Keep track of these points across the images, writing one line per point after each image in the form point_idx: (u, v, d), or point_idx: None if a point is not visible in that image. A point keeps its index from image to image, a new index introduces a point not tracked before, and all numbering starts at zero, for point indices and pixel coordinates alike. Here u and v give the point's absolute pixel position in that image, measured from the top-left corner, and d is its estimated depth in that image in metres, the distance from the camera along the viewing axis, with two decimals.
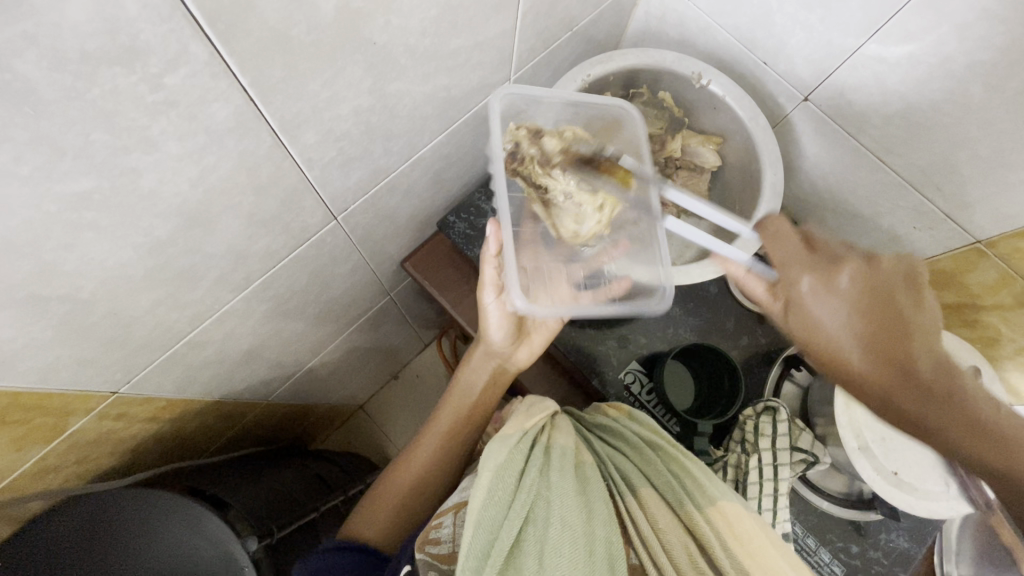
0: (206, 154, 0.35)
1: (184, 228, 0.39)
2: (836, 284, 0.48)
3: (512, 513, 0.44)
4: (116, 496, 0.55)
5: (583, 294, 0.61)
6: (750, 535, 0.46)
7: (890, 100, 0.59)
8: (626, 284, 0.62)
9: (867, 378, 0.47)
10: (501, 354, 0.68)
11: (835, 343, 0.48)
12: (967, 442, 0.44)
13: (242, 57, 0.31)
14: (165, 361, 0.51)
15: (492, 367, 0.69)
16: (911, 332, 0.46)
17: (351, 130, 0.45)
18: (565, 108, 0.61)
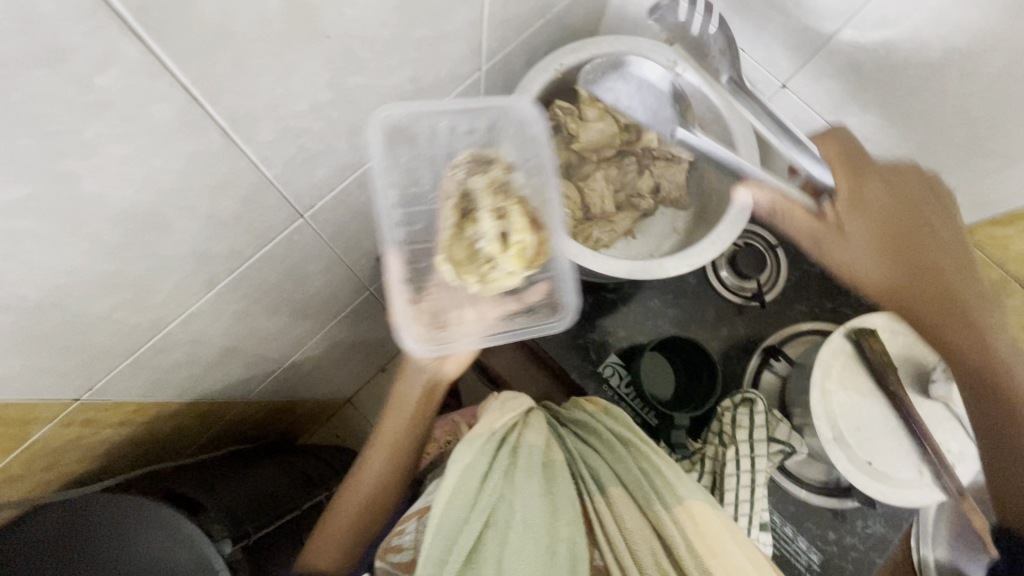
0: (152, 156, 0.34)
1: (134, 232, 0.37)
2: (870, 192, 0.56)
3: (474, 516, 0.46)
4: (99, 500, 0.55)
5: (490, 315, 0.56)
6: (716, 537, 0.46)
7: (867, 87, 0.58)
8: (545, 289, 0.56)
9: (895, 284, 0.54)
10: (430, 369, 0.61)
11: (870, 258, 0.55)
12: (988, 346, 0.52)
13: (182, 54, 0.30)
14: (130, 367, 0.50)
15: (424, 383, 0.62)
16: (934, 229, 0.55)
17: (312, 126, 0.44)
18: (459, 115, 0.53)
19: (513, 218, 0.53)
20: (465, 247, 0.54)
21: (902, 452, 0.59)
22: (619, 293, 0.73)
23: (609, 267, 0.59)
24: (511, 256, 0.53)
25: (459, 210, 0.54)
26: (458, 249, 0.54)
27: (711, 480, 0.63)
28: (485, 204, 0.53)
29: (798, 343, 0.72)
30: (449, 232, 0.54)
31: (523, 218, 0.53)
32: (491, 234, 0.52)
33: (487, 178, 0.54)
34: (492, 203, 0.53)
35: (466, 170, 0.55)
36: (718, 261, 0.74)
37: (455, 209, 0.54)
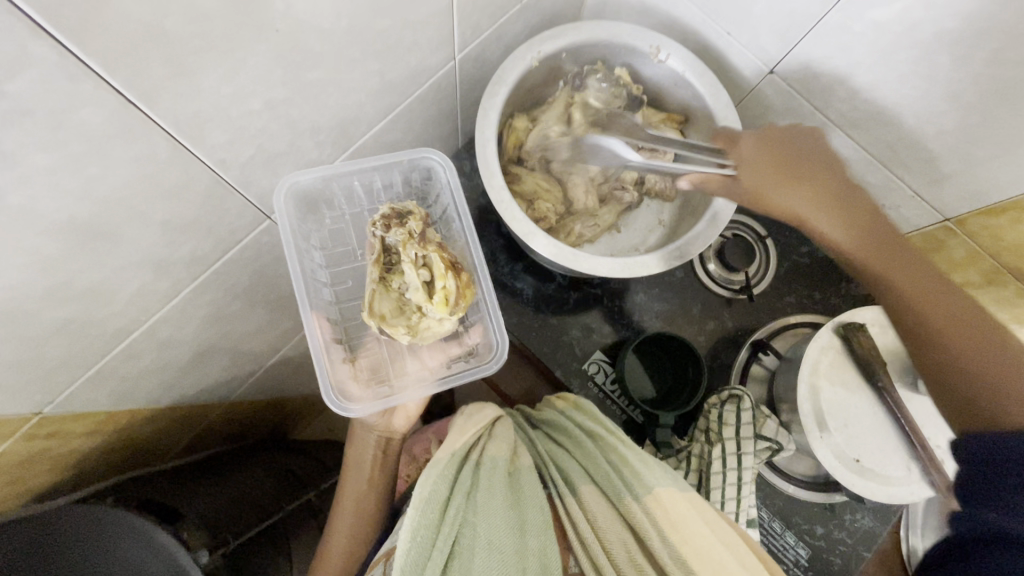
0: (88, 164, 0.31)
1: (78, 243, 0.35)
2: (745, 149, 0.56)
3: (441, 537, 0.45)
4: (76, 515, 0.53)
5: (430, 363, 0.57)
6: (684, 519, 0.47)
7: (857, 72, 0.56)
8: (482, 329, 0.57)
9: (838, 240, 0.52)
10: (379, 428, 0.62)
11: (801, 211, 0.53)
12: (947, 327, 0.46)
13: (109, 56, 0.28)
14: (94, 378, 0.49)
15: (377, 440, 0.63)
16: (828, 168, 0.54)
17: (269, 125, 0.41)
18: (370, 173, 0.57)
19: (433, 265, 0.52)
20: (392, 300, 0.54)
21: (889, 447, 0.58)
22: (604, 288, 0.72)
23: (592, 266, 0.56)
24: (436, 303, 0.51)
25: (381, 265, 0.53)
26: (385, 303, 0.53)
27: (697, 479, 0.63)
28: (404, 256, 0.52)
29: (784, 337, 0.70)
30: (373, 288, 0.53)
31: (444, 262, 0.52)
32: (417, 283, 0.52)
33: (403, 231, 0.52)
34: (413, 253, 0.52)
35: (383, 226, 0.52)
36: (706, 254, 0.72)
37: (376, 265, 0.53)
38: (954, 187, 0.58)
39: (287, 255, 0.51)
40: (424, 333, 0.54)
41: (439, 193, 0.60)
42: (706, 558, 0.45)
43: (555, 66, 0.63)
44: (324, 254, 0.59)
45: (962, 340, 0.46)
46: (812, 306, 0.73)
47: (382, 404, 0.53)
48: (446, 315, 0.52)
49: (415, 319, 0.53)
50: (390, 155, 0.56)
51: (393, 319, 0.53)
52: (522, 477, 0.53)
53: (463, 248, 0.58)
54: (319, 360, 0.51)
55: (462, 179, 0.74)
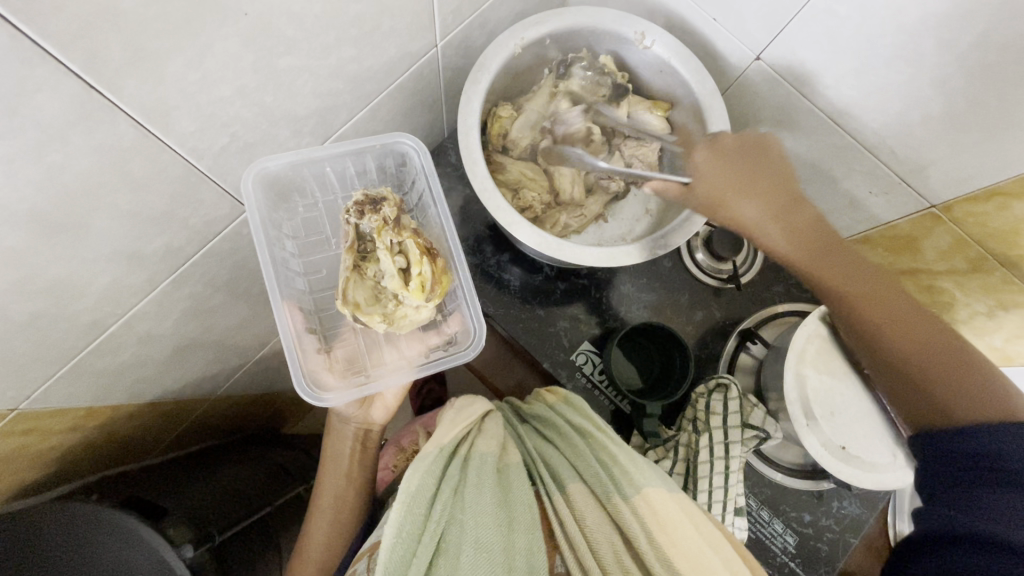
0: (48, 151, 0.30)
1: (43, 234, 0.34)
2: (706, 157, 0.55)
3: (427, 536, 0.45)
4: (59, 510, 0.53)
5: (407, 352, 0.57)
6: (673, 521, 0.47)
7: (842, 57, 0.55)
8: (460, 318, 0.57)
9: (790, 254, 0.52)
10: (357, 418, 0.63)
11: (757, 224, 0.53)
12: (903, 343, 0.49)
13: (64, 39, 0.27)
14: (70, 373, 0.48)
15: (355, 432, 0.63)
16: (759, 180, 0.53)
17: (241, 112, 0.41)
18: (342, 159, 0.55)
19: (409, 252, 0.52)
20: (367, 288, 0.53)
21: (876, 435, 0.58)
22: (592, 279, 0.71)
23: (577, 256, 0.56)
24: (413, 290, 0.51)
25: (355, 252, 0.52)
26: (360, 291, 0.52)
27: (684, 468, 0.62)
28: (380, 243, 0.51)
29: (774, 325, 0.70)
30: (347, 277, 0.52)
31: (420, 250, 0.52)
32: (392, 270, 0.51)
33: (378, 217, 0.51)
34: (388, 240, 0.51)
35: (357, 212, 0.52)
36: (693, 243, 0.72)
37: (350, 253, 0.52)
38: (940, 174, 0.58)
39: (258, 244, 0.49)
40: (400, 321, 0.53)
41: (414, 178, 0.59)
42: (693, 561, 0.45)
43: (539, 53, 0.62)
44: (296, 243, 0.58)
45: (934, 357, 0.48)
46: (800, 295, 0.73)
47: (357, 394, 0.53)
48: (423, 303, 0.52)
49: (391, 307, 0.53)
50: (363, 139, 0.54)
51: (368, 307, 0.52)
52: (511, 475, 0.53)
53: (439, 236, 0.58)
54: (292, 351, 0.51)
55: (448, 169, 0.73)
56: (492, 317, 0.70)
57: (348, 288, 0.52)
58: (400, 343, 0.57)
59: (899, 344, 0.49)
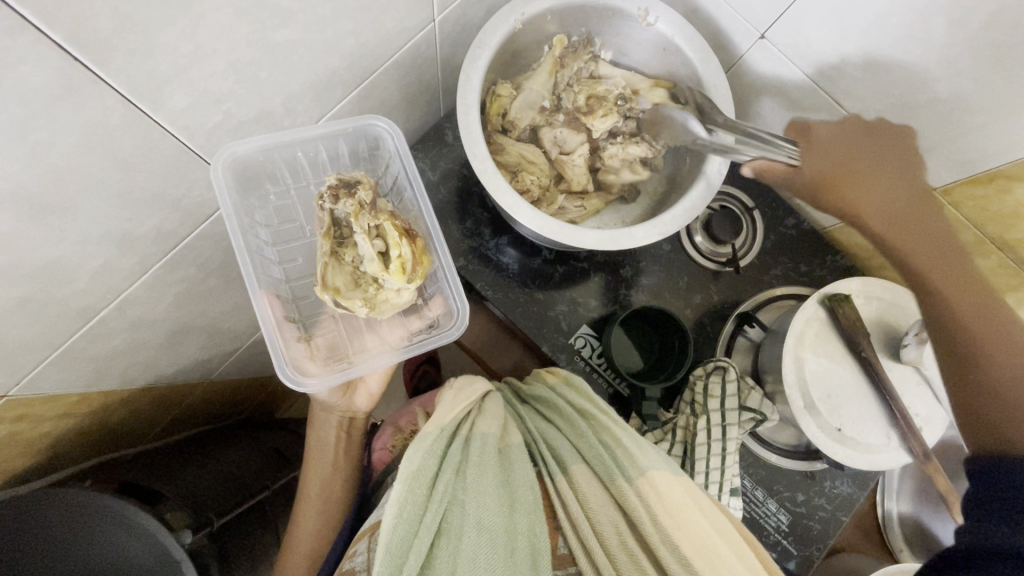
0: (33, 128, 0.29)
1: (28, 214, 0.33)
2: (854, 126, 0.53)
3: (429, 515, 0.45)
4: (80, 499, 0.52)
5: (387, 336, 0.56)
6: (678, 505, 0.47)
7: (848, 37, 0.55)
8: (441, 300, 0.57)
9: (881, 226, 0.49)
10: (341, 407, 0.63)
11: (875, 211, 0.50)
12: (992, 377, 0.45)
13: (46, 7, 0.25)
14: (61, 359, 0.46)
15: (339, 421, 0.63)
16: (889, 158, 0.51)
17: (234, 88, 0.39)
18: (315, 143, 0.54)
19: (387, 234, 0.51)
20: (346, 274, 0.52)
21: (871, 418, 0.58)
22: (591, 262, 0.71)
23: (577, 238, 0.55)
24: (393, 272, 0.50)
25: (332, 238, 0.52)
26: (339, 276, 0.51)
27: (682, 450, 0.63)
28: (357, 227, 0.50)
29: (772, 308, 0.70)
30: (324, 262, 0.50)
31: (398, 230, 0.51)
32: (371, 254, 0.50)
33: (353, 201, 0.51)
34: (365, 224, 0.50)
35: (332, 197, 0.51)
36: (693, 226, 0.72)
37: (326, 238, 0.51)
38: (943, 156, 0.58)
39: (234, 233, 0.48)
40: (381, 305, 0.52)
41: (389, 161, 0.58)
42: (698, 543, 0.45)
43: (539, 30, 0.60)
44: (269, 231, 0.56)
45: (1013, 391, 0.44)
46: (797, 279, 0.73)
47: (336, 378, 0.52)
48: (404, 285, 0.51)
49: (372, 292, 0.52)
50: (337, 121, 0.53)
51: (348, 293, 0.51)
52: (513, 455, 0.53)
53: (417, 218, 0.57)
54: (272, 338, 0.50)
55: (445, 149, 0.72)
56: (491, 301, 0.70)
57: (325, 274, 0.50)
58: (378, 328, 0.56)
59: (989, 351, 0.45)
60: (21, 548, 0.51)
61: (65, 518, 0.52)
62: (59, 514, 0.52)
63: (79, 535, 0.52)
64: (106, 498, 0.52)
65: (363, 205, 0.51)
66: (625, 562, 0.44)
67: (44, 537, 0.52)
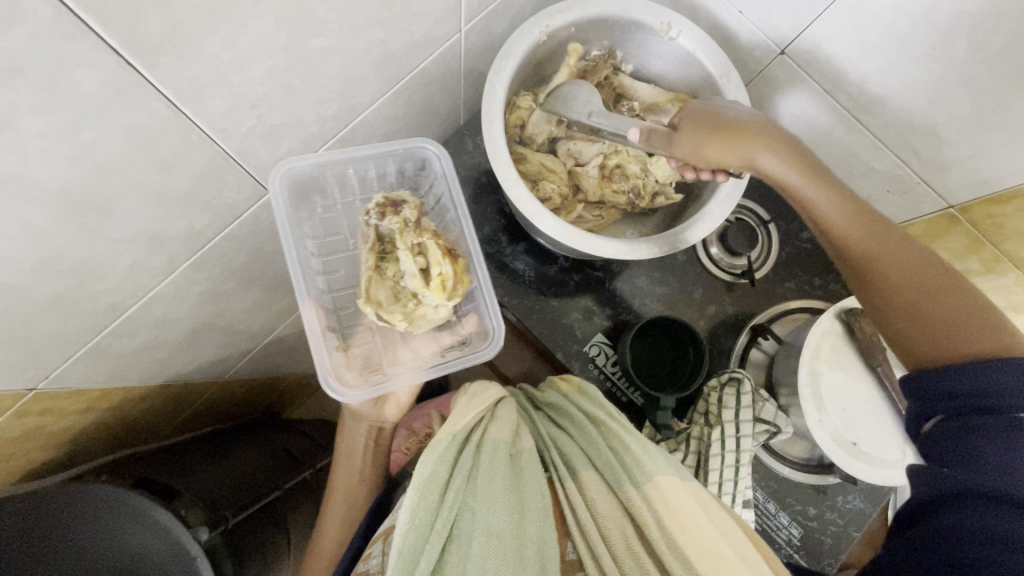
0: (82, 129, 0.30)
1: (74, 213, 0.34)
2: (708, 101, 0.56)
3: (438, 521, 0.45)
4: (92, 489, 0.53)
5: (423, 349, 0.57)
6: (684, 510, 0.47)
7: (869, 54, 0.55)
8: (476, 318, 0.58)
9: (773, 168, 0.49)
10: (371, 416, 0.62)
11: (765, 156, 0.49)
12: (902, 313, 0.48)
13: (103, 14, 0.26)
14: (88, 355, 0.47)
15: (368, 429, 0.63)
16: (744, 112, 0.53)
17: (269, 94, 0.40)
18: (365, 162, 0.56)
19: (429, 252, 0.52)
20: (388, 288, 0.53)
21: (884, 433, 0.58)
22: (606, 271, 0.71)
23: (598, 249, 0.56)
24: (433, 289, 0.51)
25: (376, 253, 0.53)
26: (381, 291, 0.53)
27: (696, 461, 0.63)
28: (400, 244, 0.51)
29: (787, 321, 0.70)
30: (368, 276, 0.52)
31: (440, 249, 0.52)
32: (413, 270, 0.51)
33: (399, 219, 0.51)
34: (409, 241, 0.51)
35: (378, 214, 0.52)
36: (708, 238, 0.72)
37: (370, 253, 0.52)
38: (961, 174, 0.58)
39: (284, 240, 0.50)
40: (419, 320, 0.54)
41: (433, 180, 0.60)
42: (701, 549, 0.45)
43: (563, 42, 0.61)
44: (315, 243, 0.57)
45: (929, 301, 0.46)
46: (811, 292, 0.73)
47: (380, 389, 0.53)
48: (443, 301, 0.52)
49: (411, 306, 0.53)
50: (388, 143, 0.55)
51: (390, 308, 0.53)
52: (524, 460, 0.53)
53: (459, 238, 0.58)
54: (316, 344, 0.50)
55: (464, 158, 0.73)
56: (505, 307, 0.70)
57: (366, 289, 0.52)
58: (414, 342, 0.57)
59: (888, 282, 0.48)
60: (34, 539, 0.52)
61: (87, 511, 0.53)
62: (72, 508, 0.52)
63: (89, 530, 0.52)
64: (116, 491, 0.53)
65: (409, 226, 0.52)
66: (630, 565, 0.45)
67: (54, 530, 0.52)
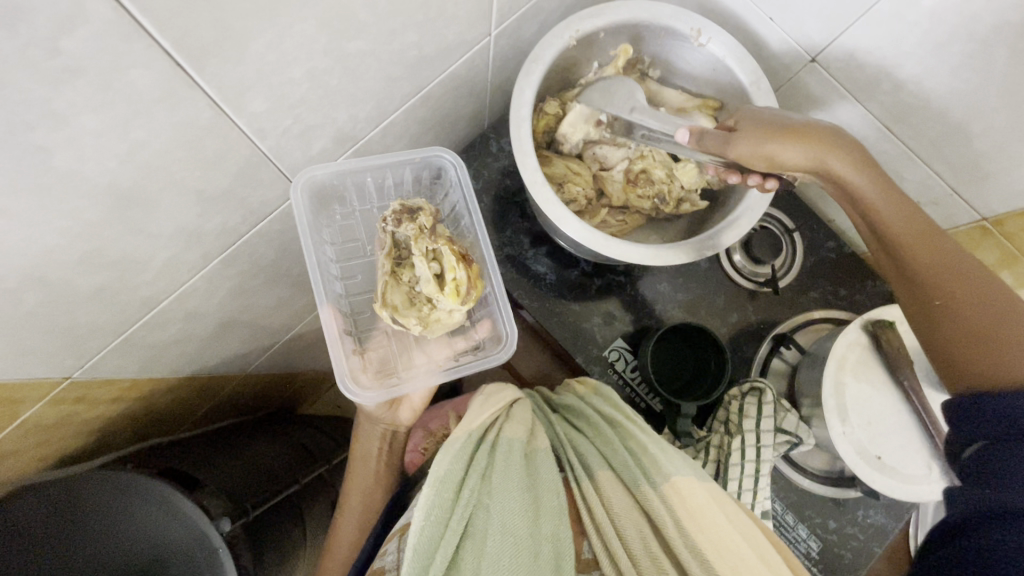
0: (132, 127, 0.31)
1: (119, 209, 0.35)
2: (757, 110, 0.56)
3: (453, 519, 0.46)
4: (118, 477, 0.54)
5: (435, 355, 0.57)
6: (701, 509, 0.47)
7: (904, 63, 0.55)
8: (489, 324, 0.58)
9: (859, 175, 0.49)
10: (384, 419, 0.63)
11: (848, 166, 0.49)
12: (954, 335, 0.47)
13: (160, 16, 0.27)
14: (122, 345, 0.48)
15: (382, 432, 0.64)
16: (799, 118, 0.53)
17: (307, 95, 0.40)
18: (383, 170, 0.57)
19: (444, 258, 0.52)
20: (403, 292, 0.54)
21: (911, 447, 0.57)
22: (628, 276, 0.71)
23: (623, 253, 0.56)
24: (448, 294, 0.52)
25: (392, 258, 0.53)
26: (397, 295, 0.53)
27: (715, 469, 0.63)
28: (415, 250, 0.52)
29: (811, 330, 0.70)
30: (384, 280, 0.53)
31: (455, 255, 0.52)
32: (428, 275, 0.52)
33: (414, 225, 0.52)
34: (425, 247, 0.52)
35: (394, 220, 0.53)
36: (731, 246, 0.72)
37: (387, 257, 0.53)
38: (996, 186, 0.57)
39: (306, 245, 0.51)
40: (434, 325, 0.54)
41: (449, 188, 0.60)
42: (720, 549, 0.45)
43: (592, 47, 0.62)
44: (333, 249, 0.58)
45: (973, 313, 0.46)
46: (836, 303, 0.72)
47: (392, 392, 0.53)
48: (457, 307, 0.53)
49: (426, 311, 0.53)
50: (408, 151, 0.56)
51: (406, 312, 0.53)
52: (539, 459, 0.53)
53: (473, 244, 0.59)
54: (334, 348, 0.51)
55: (488, 160, 0.73)
56: (526, 310, 0.71)
57: (384, 294, 0.52)
58: (427, 347, 0.57)
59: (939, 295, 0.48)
60: (61, 523, 0.53)
61: (113, 498, 0.54)
62: (100, 494, 0.54)
63: (114, 517, 0.54)
64: (140, 479, 0.54)
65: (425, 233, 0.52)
66: (648, 565, 0.45)
67: (82, 515, 0.53)
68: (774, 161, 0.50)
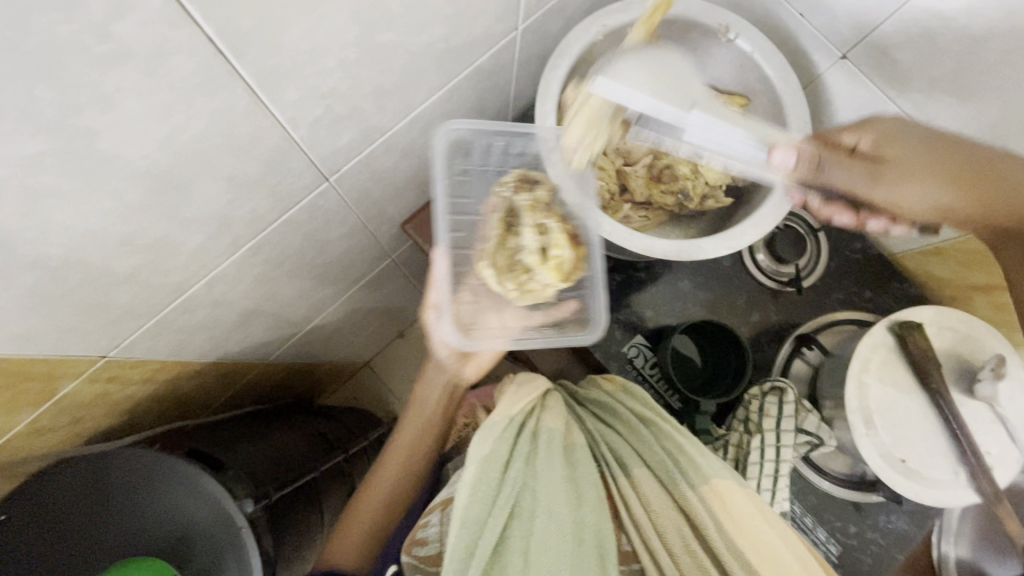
0: (173, 113, 0.32)
1: (157, 192, 0.36)
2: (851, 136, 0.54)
3: (501, 500, 0.46)
4: (143, 456, 0.56)
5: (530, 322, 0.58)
6: (742, 513, 0.47)
7: (938, 59, 0.54)
8: (580, 306, 0.59)
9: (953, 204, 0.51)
10: (451, 368, 0.64)
11: (933, 201, 0.51)
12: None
13: (204, 3, 0.28)
14: (153, 328, 0.50)
15: (445, 382, 0.65)
16: (900, 145, 0.52)
17: (338, 85, 0.41)
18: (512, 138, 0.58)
19: (553, 234, 0.57)
20: (507, 255, 0.58)
21: (936, 451, 0.57)
22: (649, 273, 0.71)
23: (646, 246, 0.55)
24: (550, 269, 0.56)
25: (504, 223, 0.58)
26: (501, 256, 0.58)
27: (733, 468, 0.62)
28: (529, 220, 0.57)
29: (834, 332, 0.69)
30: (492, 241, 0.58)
31: (565, 236, 0.57)
32: (533, 246, 0.57)
33: (531, 198, 0.57)
34: (535, 220, 0.57)
35: (513, 188, 0.58)
36: (755, 245, 0.71)
37: (501, 220, 0.58)
38: None
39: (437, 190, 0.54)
40: (528, 293, 0.58)
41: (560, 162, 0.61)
42: (761, 551, 0.45)
43: None
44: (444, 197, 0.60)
45: None
46: (861, 304, 0.71)
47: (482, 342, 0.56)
48: (556, 282, 0.57)
49: (524, 279, 0.57)
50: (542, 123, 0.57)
51: (506, 276, 0.58)
52: (577, 453, 0.53)
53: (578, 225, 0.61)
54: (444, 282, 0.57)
55: None
56: None
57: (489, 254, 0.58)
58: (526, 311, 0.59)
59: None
60: (92, 499, 0.55)
61: (140, 476, 0.55)
62: (129, 472, 0.55)
63: (141, 496, 0.55)
64: (167, 459, 0.56)
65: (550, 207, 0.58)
66: (688, 562, 0.46)
67: (111, 492, 0.55)
68: (899, 202, 0.52)
